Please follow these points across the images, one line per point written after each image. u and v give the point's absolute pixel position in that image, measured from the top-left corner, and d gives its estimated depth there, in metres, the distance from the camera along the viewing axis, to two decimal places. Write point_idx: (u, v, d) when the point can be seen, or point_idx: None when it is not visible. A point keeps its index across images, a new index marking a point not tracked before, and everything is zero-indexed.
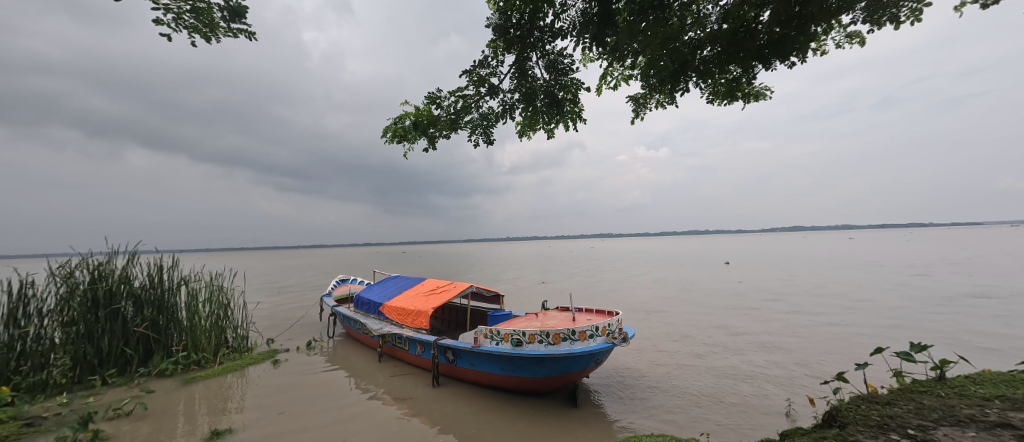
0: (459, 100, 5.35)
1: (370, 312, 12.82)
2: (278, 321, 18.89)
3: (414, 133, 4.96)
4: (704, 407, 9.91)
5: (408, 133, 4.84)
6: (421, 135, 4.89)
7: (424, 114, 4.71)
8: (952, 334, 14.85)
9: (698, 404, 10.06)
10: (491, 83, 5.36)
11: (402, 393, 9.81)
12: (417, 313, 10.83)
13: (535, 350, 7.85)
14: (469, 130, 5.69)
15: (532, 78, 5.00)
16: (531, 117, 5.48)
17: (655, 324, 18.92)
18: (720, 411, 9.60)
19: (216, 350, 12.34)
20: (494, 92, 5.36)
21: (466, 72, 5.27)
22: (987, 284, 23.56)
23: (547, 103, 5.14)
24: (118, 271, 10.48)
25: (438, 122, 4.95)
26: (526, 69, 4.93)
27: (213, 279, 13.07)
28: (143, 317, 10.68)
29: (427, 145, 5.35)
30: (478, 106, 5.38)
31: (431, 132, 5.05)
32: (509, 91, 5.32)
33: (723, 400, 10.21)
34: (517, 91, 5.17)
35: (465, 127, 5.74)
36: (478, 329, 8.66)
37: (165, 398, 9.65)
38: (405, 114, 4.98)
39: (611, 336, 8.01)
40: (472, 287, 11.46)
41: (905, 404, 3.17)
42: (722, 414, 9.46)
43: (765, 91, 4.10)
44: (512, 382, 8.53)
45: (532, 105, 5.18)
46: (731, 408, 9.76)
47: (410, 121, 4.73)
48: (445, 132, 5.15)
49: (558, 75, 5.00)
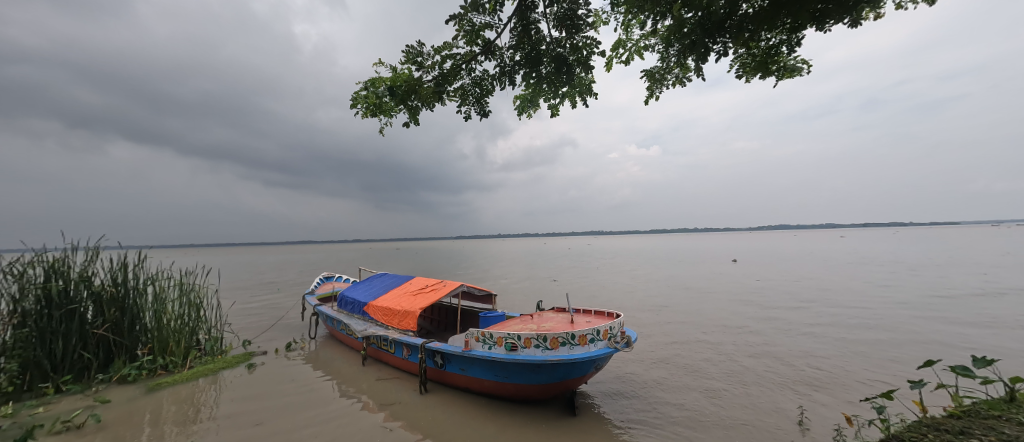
0: (447, 58, 4.59)
1: (354, 313, 12.07)
2: (258, 321, 17.98)
3: (391, 101, 4.13)
4: (709, 410, 9.42)
5: (384, 106, 4.11)
6: (399, 105, 4.06)
7: (401, 79, 3.96)
8: (957, 335, 14.57)
9: (702, 408, 9.53)
10: (488, 39, 4.57)
11: (387, 399, 9.17)
12: (404, 314, 10.15)
13: (531, 355, 7.24)
14: (459, 100, 4.88)
15: (537, 34, 4.29)
16: (532, 88, 4.80)
17: (651, 323, 18.53)
18: (726, 416, 9.08)
19: (186, 353, 11.40)
20: (490, 51, 4.59)
21: (456, 23, 4.48)
22: (982, 285, 23.58)
23: (552, 69, 4.44)
24: (76, 269, 9.58)
25: (420, 89, 4.09)
26: (531, 22, 4.21)
27: (184, 276, 12.14)
28: (105, 318, 9.80)
29: (409, 119, 4.51)
30: (470, 68, 4.59)
31: (412, 103, 4.21)
32: (509, 50, 4.57)
33: (728, 405, 9.69)
34: (519, 51, 4.44)
35: (454, 97, 4.93)
36: (470, 332, 8.01)
37: (123, 409, 8.80)
38: (380, 79, 4.13)
39: (613, 340, 7.48)
40: (462, 286, 10.81)
41: (985, 435, 2.61)
42: (728, 419, 8.95)
43: (809, 63, 3.51)
44: (506, 388, 7.93)
45: (535, 71, 4.48)
46: (737, 412, 9.26)
47: (385, 88, 3.90)
48: (429, 102, 4.30)
49: (569, 32, 4.31)
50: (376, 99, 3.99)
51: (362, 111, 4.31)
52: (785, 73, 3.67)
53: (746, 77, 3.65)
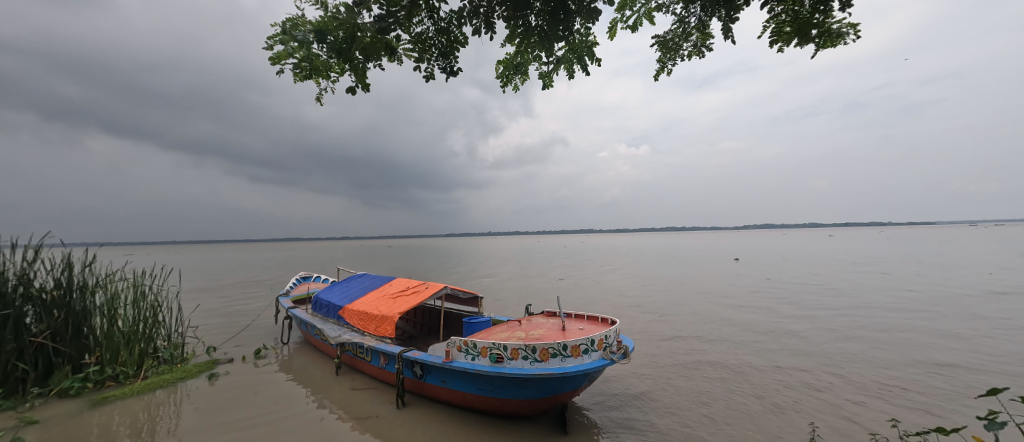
0: None
1: (329, 317, 11.20)
2: (226, 324, 16.81)
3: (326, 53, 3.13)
4: (710, 420, 8.86)
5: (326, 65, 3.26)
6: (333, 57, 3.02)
7: (334, 18, 2.90)
8: (956, 340, 14.35)
9: (704, 417, 8.97)
10: None
11: (361, 413, 8.39)
12: (381, 319, 9.35)
13: (518, 368, 6.55)
14: (419, 58, 3.71)
15: None
16: (515, 47, 3.95)
17: (643, 323, 17.97)
18: (730, 427, 8.52)
19: (140, 361, 10.37)
20: None
21: None
22: (970, 287, 23.75)
23: (544, 21, 3.59)
24: (13, 270, 8.50)
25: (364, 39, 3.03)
26: None
27: (141, 277, 11.09)
28: (44, 325, 8.74)
29: (356, 84, 3.51)
30: (432, 7, 3.43)
31: (356, 59, 3.19)
32: None
33: (731, 413, 9.15)
34: None
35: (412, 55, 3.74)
36: (452, 341, 7.29)
37: (58, 429, 7.79)
38: (307, 19, 3.06)
39: (608, 351, 6.85)
40: (447, 288, 10.05)
41: None
42: (733, 429, 8.40)
43: (859, 27, 2.89)
44: (491, 403, 7.23)
45: (521, 17, 3.51)
46: (742, 423, 8.70)
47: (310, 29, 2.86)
48: (377, 59, 3.26)
49: None
50: (306, 50, 3.06)
51: (295, 71, 3.39)
52: (827, 40, 3.03)
53: (780, 43, 3.03)
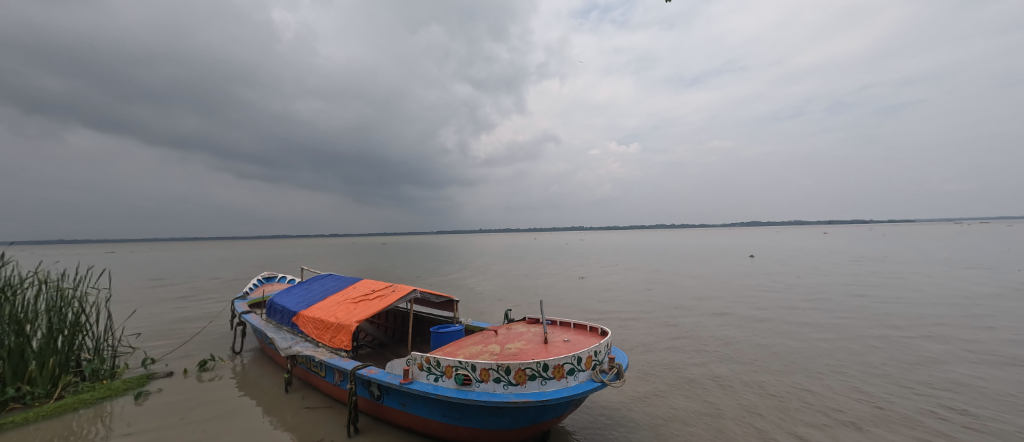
0: None
1: (283, 324, 9.91)
2: (176, 329, 15.24)
3: None
4: (718, 427, 7.79)
5: None
6: None
7: None
8: (978, 342, 13.38)
9: (712, 424, 7.90)
10: None
11: (310, 437, 7.17)
12: (337, 327, 8.11)
13: (489, 394, 5.38)
14: None
15: None
16: None
17: (632, 323, 16.98)
18: (739, 434, 7.47)
19: (54, 379, 8.85)
20: None
21: None
22: (977, 289, 23.05)
23: None
24: None
25: None
26: None
27: (60, 281, 9.51)
28: None
29: None
30: None
31: None
32: None
33: (739, 420, 8.12)
34: None
35: None
36: (412, 358, 6.10)
37: None
38: None
39: (597, 371, 5.75)
40: (416, 291, 8.86)
41: None
42: (735, 436, 7.40)
43: None
44: (457, 432, 6.05)
45: None
46: (752, 430, 7.65)
47: None
48: None
49: None
50: None
51: None
52: None
53: None
